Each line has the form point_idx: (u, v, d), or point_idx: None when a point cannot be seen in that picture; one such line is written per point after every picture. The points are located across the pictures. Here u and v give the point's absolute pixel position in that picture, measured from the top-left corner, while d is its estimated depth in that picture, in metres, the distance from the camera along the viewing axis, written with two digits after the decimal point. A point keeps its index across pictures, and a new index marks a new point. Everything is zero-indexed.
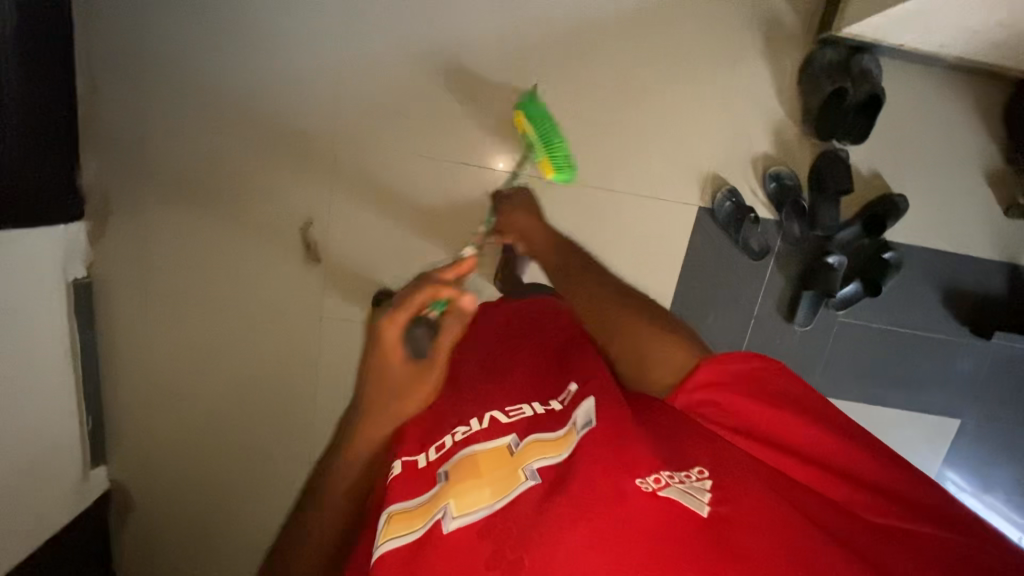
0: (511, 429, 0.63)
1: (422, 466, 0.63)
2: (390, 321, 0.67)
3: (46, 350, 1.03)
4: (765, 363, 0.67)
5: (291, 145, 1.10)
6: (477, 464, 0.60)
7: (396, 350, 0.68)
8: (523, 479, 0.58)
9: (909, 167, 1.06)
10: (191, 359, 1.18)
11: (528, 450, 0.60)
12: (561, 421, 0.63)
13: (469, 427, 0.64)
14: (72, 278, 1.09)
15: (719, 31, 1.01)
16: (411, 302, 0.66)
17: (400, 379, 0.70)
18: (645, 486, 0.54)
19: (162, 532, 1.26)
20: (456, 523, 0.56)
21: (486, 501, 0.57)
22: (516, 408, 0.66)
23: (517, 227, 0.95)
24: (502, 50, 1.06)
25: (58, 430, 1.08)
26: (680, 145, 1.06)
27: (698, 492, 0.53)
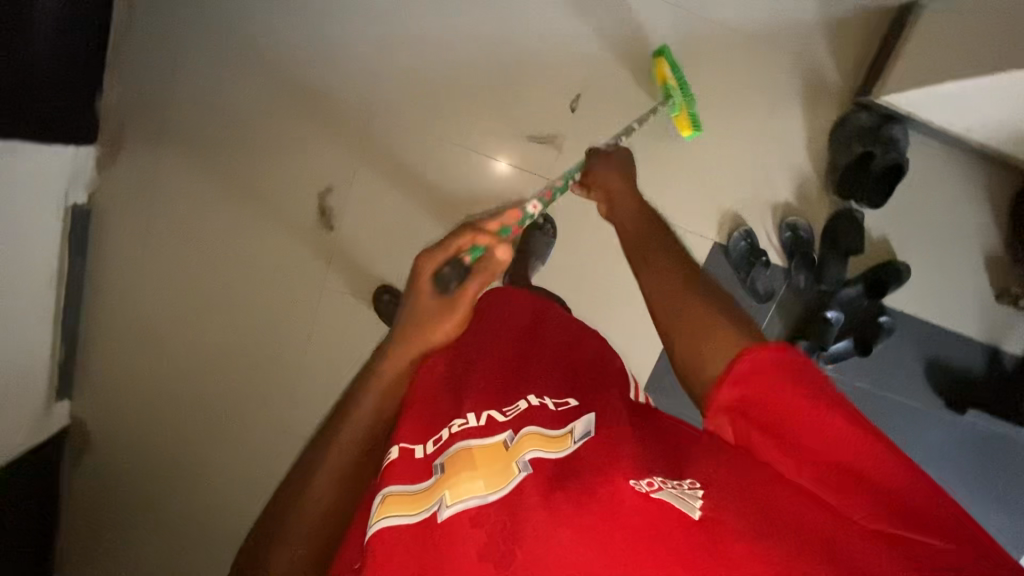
0: (506, 424, 0.58)
1: (418, 456, 0.55)
2: (427, 258, 0.60)
3: (35, 270, 0.99)
4: (788, 347, 0.53)
5: (323, 108, 1.09)
6: (473, 457, 0.54)
7: (421, 286, 0.61)
8: (517, 471, 0.53)
9: (917, 239, 1.10)
10: (179, 305, 1.15)
11: (523, 442, 0.56)
12: (558, 421, 0.60)
13: (466, 419, 0.58)
14: (71, 203, 1.05)
15: (764, 74, 1.03)
16: (451, 240, 0.61)
17: (424, 316, 0.61)
18: (639, 487, 0.49)
19: (114, 480, 1.21)
20: (450, 511, 0.50)
21: (478, 492, 0.51)
22: (512, 406, 0.61)
23: (601, 184, 0.87)
24: (551, 54, 1.07)
25: (31, 356, 1.04)
26: (706, 180, 1.08)
27: (691, 499, 0.49)
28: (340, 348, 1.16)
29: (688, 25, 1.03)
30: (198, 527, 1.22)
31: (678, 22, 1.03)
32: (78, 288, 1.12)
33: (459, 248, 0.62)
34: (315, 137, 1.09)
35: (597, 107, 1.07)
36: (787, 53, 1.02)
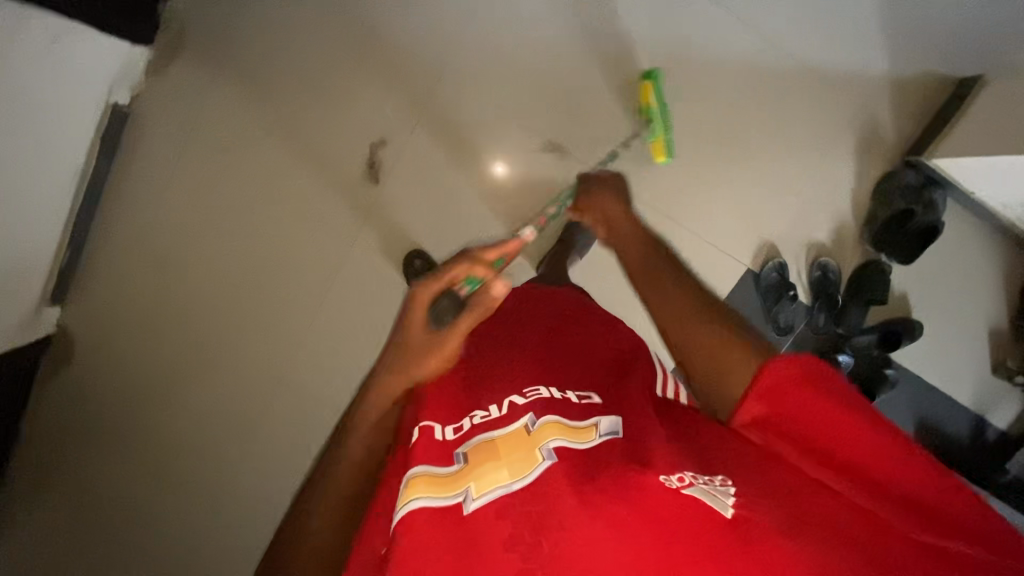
0: (527, 409, 0.58)
1: (440, 439, 0.56)
2: (422, 286, 0.63)
3: (63, 159, 0.95)
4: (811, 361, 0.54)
5: (395, 60, 1.07)
6: (495, 448, 0.54)
7: (415, 316, 0.63)
8: (540, 460, 0.53)
9: (933, 300, 1.14)
10: (200, 230, 1.10)
11: (544, 430, 0.56)
12: (580, 414, 0.60)
13: (488, 411, 0.59)
14: (113, 101, 1.02)
15: (824, 116, 1.06)
16: (446, 272, 0.65)
17: (414, 346, 0.63)
18: (669, 483, 0.50)
19: (89, 400, 1.14)
20: (475, 505, 0.51)
21: (503, 481, 0.52)
22: (533, 389, 0.62)
23: (600, 209, 0.90)
24: (634, 55, 1.06)
25: (37, 250, 0.99)
26: (754, 207, 1.10)
27: (724, 495, 0.49)
28: (354, 304, 1.12)
29: (764, 52, 1.05)
30: (167, 466, 1.15)
31: (756, 47, 1.05)
32: (97, 189, 1.07)
33: (456, 276, 0.66)
34: (379, 87, 1.07)
35: (667, 111, 1.06)
36: (850, 100, 1.06)
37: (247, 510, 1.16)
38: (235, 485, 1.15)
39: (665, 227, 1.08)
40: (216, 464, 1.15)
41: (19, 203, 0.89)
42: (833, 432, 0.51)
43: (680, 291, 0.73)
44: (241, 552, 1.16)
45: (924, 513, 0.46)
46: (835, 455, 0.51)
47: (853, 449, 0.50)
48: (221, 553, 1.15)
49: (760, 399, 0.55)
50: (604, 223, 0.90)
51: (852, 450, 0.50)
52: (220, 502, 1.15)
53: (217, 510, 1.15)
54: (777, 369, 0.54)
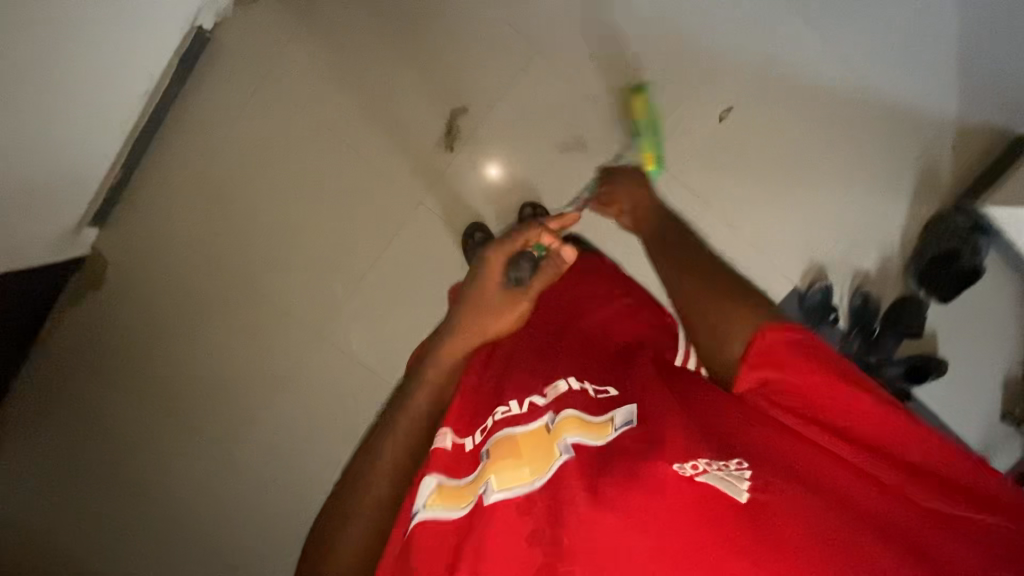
0: (547, 407, 0.58)
1: (468, 449, 0.58)
2: (500, 246, 0.67)
3: (133, 72, 0.93)
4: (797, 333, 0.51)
5: (490, 30, 1.06)
6: (516, 445, 0.55)
7: (495, 274, 0.67)
8: (558, 454, 0.53)
9: (954, 342, 1.19)
10: (256, 169, 1.07)
11: (563, 426, 0.56)
12: (599, 408, 0.58)
13: (507, 408, 0.59)
14: (196, 25, 1.00)
15: (889, 150, 1.10)
16: (521, 235, 0.68)
17: (489, 305, 0.66)
18: (684, 471, 0.48)
19: (108, 327, 1.09)
20: (498, 496, 0.52)
21: (525, 479, 0.53)
22: (552, 386, 0.61)
23: (625, 193, 0.84)
24: (726, 63, 1.07)
25: (89, 160, 0.96)
26: (811, 228, 1.12)
27: (738, 479, 0.47)
28: (403, 269, 1.09)
29: (846, 80, 1.08)
30: (178, 411, 1.09)
31: (841, 75, 1.08)
32: (162, 110, 1.05)
33: (528, 241, 0.69)
34: (469, 55, 1.06)
35: (748, 123, 1.08)
36: (914, 138, 1.10)
37: (253, 470, 1.09)
38: (245, 442, 1.09)
39: (723, 235, 1.11)
40: (229, 417, 1.09)
41: (78, 101, 0.85)
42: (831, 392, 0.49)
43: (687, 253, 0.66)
44: (239, 514, 1.09)
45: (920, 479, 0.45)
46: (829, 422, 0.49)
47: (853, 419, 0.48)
48: (217, 513, 1.09)
49: (761, 366, 0.51)
50: (628, 207, 0.83)
51: (857, 423, 0.48)
52: (226, 458, 1.09)
53: (221, 462, 1.09)
54: (775, 332, 0.51)
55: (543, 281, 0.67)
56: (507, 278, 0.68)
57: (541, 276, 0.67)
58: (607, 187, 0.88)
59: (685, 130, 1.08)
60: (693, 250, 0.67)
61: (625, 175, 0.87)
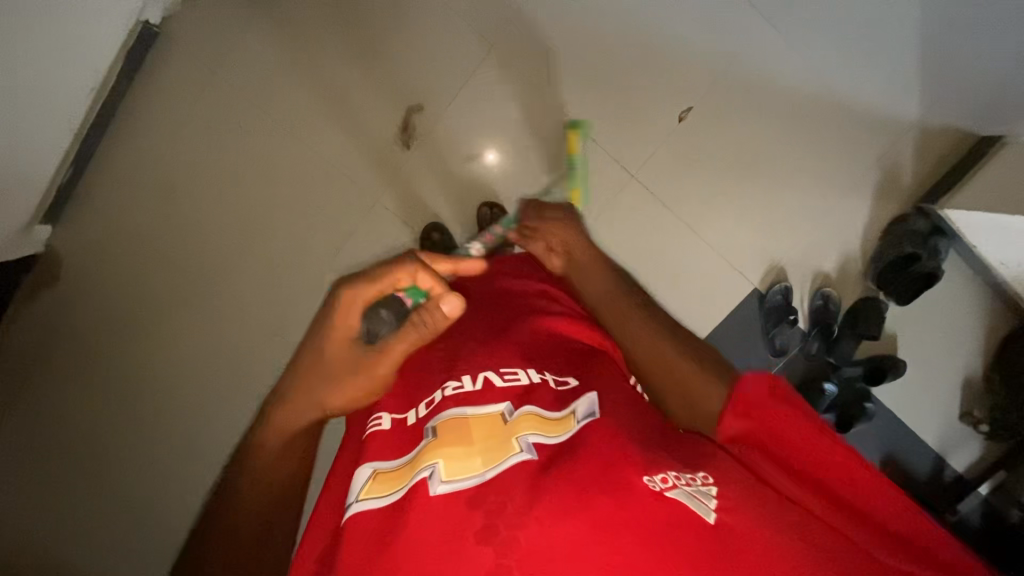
0: (505, 395, 0.56)
1: (411, 423, 0.56)
2: (347, 290, 0.59)
3: (78, 70, 0.92)
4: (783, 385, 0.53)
5: (444, 24, 1.04)
6: (469, 429, 0.53)
7: (350, 322, 0.59)
8: (517, 451, 0.51)
9: (914, 342, 1.19)
10: (208, 166, 1.06)
11: (522, 422, 0.53)
12: (556, 403, 0.56)
13: (461, 384, 0.57)
14: (143, 19, 0.99)
15: (850, 151, 1.09)
16: (380, 277, 0.59)
17: (338, 358, 0.60)
18: (653, 484, 0.47)
19: (65, 327, 1.08)
20: (443, 488, 0.48)
21: (475, 470, 0.50)
22: (511, 371, 0.59)
23: (557, 234, 0.82)
24: (686, 61, 1.04)
25: (35, 161, 0.94)
26: (771, 228, 1.11)
27: (706, 498, 0.47)
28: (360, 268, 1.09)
29: (807, 80, 1.06)
30: (137, 411, 1.09)
31: (801, 75, 1.06)
32: (112, 107, 1.03)
33: (389, 284, 0.59)
34: (423, 49, 1.04)
35: (708, 122, 1.07)
36: (873, 139, 1.09)
37: (212, 469, 1.10)
38: (203, 441, 1.10)
39: (683, 235, 1.10)
40: (186, 416, 1.10)
41: (18, 101, 0.83)
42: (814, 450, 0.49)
43: (641, 317, 0.70)
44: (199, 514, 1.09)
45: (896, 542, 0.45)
46: (806, 467, 0.48)
47: (829, 470, 0.48)
48: (175, 510, 1.09)
49: (738, 414, 0.52)
50: (561, 249, 0.82)
51: (839, 475, 0.48)
52: (185, 456, 1.10)
53: (177, 459, 1.09)
54: (759, 380, 0.53)
55: (408, 344, 0.59)
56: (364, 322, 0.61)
57: (405, 338, 0.59)
58: (530, 224, 0.84)
59: (644, 129, 1.06)
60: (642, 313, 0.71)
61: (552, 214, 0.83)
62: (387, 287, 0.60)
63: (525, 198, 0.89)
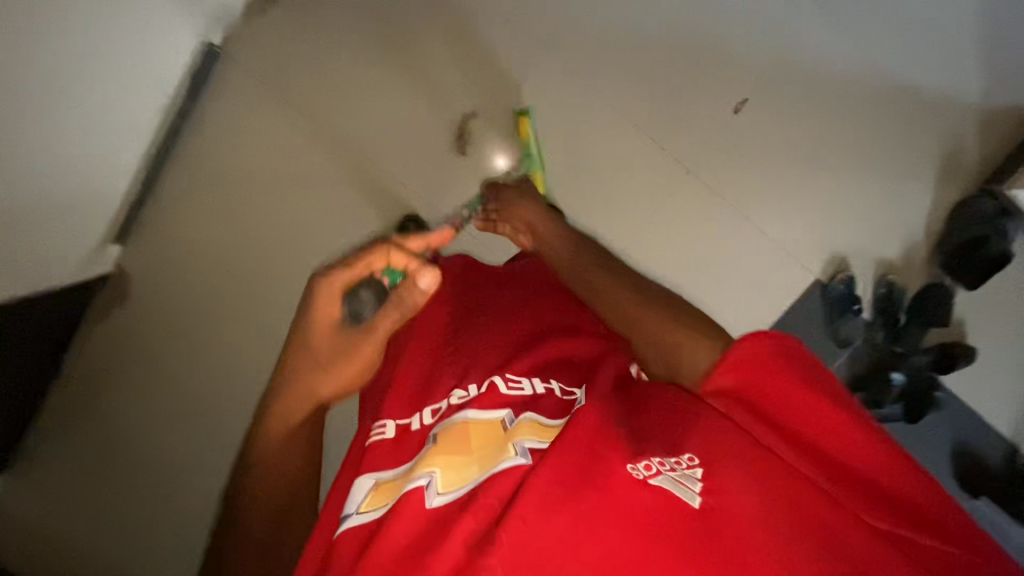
0: (507, 403, 0.57)
1: (414, 429, 0.58)
2: (327, 279, 0.65)
3: (146, 93, 0.96)
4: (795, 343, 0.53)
5: (492, 34, 1.06)
6: (468, 436, 0.54)
7: (331, 308, 0.65)
8: (511, 455, 0.52)
9: (978, 328, 1.16)
10: (266, 181, 1.09)
11: (521, 428, 0.54)
12: (560, 412, 0.58)
13: (466, 393, 0.58)
14: (206, 40, 1.03)
15: (909, 134, 1.06)
16: (360, 260, 0.66)
17: (326, 347, 0.65)
18: (636, 472, 0.48)
19: (132, 344, 1.11)
20: (440, 499, 0.50)
21: (471, 477, 0.52)
22: (516, 381, 0.60)
23: (519, 214, 0.88)
24: (736, 53, 1.04)
25: (107, 183, 0.98)
26: (830, 217, 1.09)
27: (691, 482, 0.48)
28: None
29: (861, 66, 1.04)
30: None
31: (854, 62, 1.04)
32: (177, 127, 1.06)
33: (368, 267, 0.67)
34: (473, 58, 1.06)
35: (766, 113, 1.05)
36: (937, 123, 1.06)
37: None
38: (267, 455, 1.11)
39: (739, 228, 1.09)
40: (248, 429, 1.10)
41: (92, 123, 0.87)
42: (811, 410, 0.50)
43: (628, 289, 0.70)
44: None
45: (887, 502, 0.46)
46: (794, 426, 0.50)
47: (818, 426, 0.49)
48: None
49: (729, 370, 0.53)
50: (524, 228, 0.87)
51: (828, 434, 0.49)
52: None
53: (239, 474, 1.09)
54: (754, 342, 0.53)
55: (389, 322, 0.65)
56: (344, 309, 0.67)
57: (387, 314, 0.65)
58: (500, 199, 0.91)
59: (697, 124, 1.05)
60: (630, 282, 0.71)
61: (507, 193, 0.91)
62: (367, 269, 0.67)
63: (489, 178, 0.97)
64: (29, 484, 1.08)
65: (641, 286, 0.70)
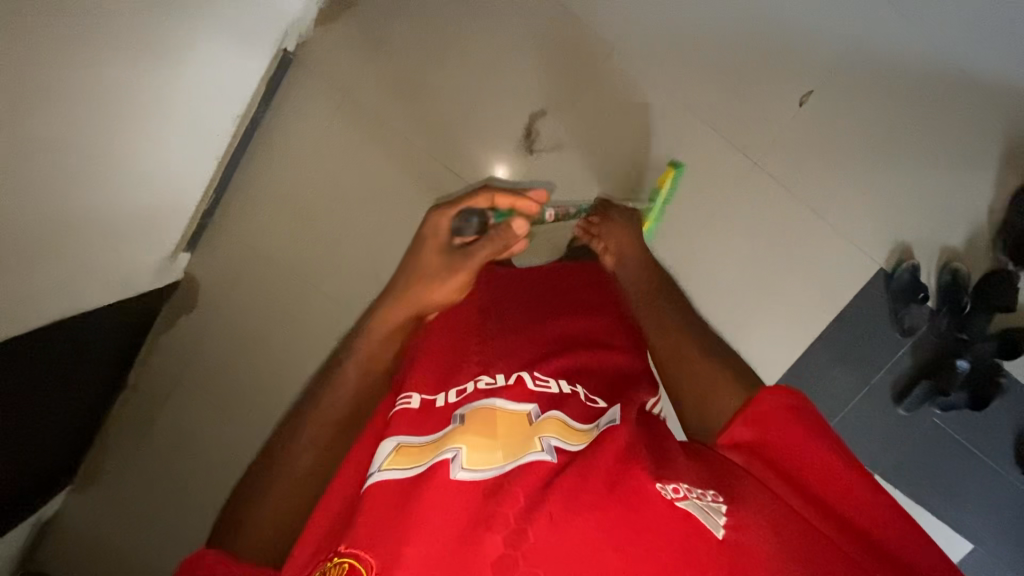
0: (533, 399, 0.61)
1: (439, 405, 0.61)
2: (443, 208, 0.76)
3: (225, 104, 0.97)
4: (804, 403, 0.57)
5: (562, 33, 1.08)
6: (495, 422, 0.57)
7: (440, 234, 0.76)
8: (538, 450, 0.56)
9: None
10: (335, 186, 1.11)
11: (546, 425, 0.59)
12: (584, 417, 0.63)
13: (494, 379, 0.63)
14: (284, 47, 1.05)
15: (976, 123, 1.05)
16: (472, 196, 0.78)
17: (431, 270, 0.74)
18: (665, 492, 0.52)
19: (204, 350, 1.14)
20: (463, 474, 0.53)
21: (496, 463, 0.54)
22: (544, 380, 0.65)
23: (616, 236, 0.94)
24: (801, 49, 1.06)
25: (187, 192, 1.00)
26: (894, 206, 1.10)
27: (716, 514, 0.51)
28: None
29: (928, 56, 1.04)
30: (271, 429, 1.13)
31: (922, 51, 1.04)
32: (248, 134, 1.09)
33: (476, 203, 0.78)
34: (544, 58, 1.09)
35: (833, 105, 1.07)
36: (1007, 109, 1.05)
37: None
38: None
39: (802, 218, 1.11)
40: None
41: (177, 137, 0.89)
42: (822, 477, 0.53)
43: (668, 316, 0.77)
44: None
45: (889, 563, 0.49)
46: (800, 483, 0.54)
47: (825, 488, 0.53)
48: None
49: (749, 423, 0.57)
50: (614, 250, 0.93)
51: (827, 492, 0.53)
52: None
53: None
54: (777, 397, 0.57)
55: (490, 252, 0.74)
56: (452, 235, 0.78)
57: (489, 246, 0.74)
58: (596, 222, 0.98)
59: (762, 121, 1.08)
60: (676, 314, 0.78)
61: (614, 217, 0.98)
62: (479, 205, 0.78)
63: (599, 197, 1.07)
64: (107, 485, 1.13)
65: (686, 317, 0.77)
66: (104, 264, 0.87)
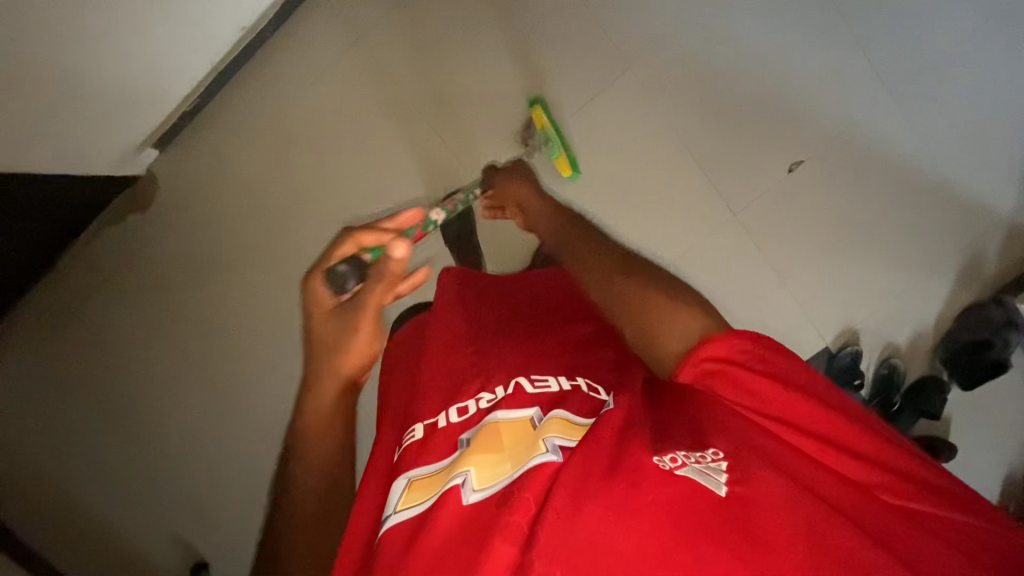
0: (535, 402, 0.55)
1: (441, 426, 0.54)
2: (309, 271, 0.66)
3: (236, 9, 0.96)
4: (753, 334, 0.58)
5: (579, 37, 1.09)
6: (499, 435, 0.51)
7: (323, 298, 0.64)
8: (542, 451, 0.49)
9: (977, 438, 1.14)
10: (324, 123, 1.09)
11: (549, 425, 0.52)
12: (587, 411, 0.56)
13: (494, 394, 0.56)
14: None
15: (935, 233, 1.11)
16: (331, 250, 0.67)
17: (328, 340, 0.62)
18: (662, 463, 0.48)
19: (145, 252, 1.10)
20: (476, 496, 0.47)
21: (505, 473, 0.48)
22: (542, 380, 0.58)
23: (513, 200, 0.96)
24: (795, 117, 1.10)
25: (173, 86, 0.98)
26: (850, 289, 1.13)
27: (716, 473, 0.48)
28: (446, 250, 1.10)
29: (906, 155, 1.10)
30: (188, 350, 1.08)
31: (903, 150, 1.10)
32: (253, 49, 1.08)
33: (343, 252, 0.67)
34: (556, 55, 1.09)
35: (815, 176, 1.11)
36: (967, 226, 1.11)
37: (243, 422, 1.07)
38: (253, 401, 1.07)
39: (761, 277, 1.13)
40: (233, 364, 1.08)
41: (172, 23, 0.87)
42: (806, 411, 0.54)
43: (592, 249, 0.78)
44: (226, 474, 1.06)
45: (902, 477, 0.50)
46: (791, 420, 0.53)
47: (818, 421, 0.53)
48: (197, 460, 1.06)
49: (700, 361, 0.58)
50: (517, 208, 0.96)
51: (815, 426, 0.53)
52: (222, 405, 1.07)
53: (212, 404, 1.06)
54: (722, 340, 0.57)
55: (375, 293, 0.62)
56: (334, 288, 0.64)
57: (375, 285, 0.62)
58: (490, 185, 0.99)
59: (750, 176, 1.11)
60: (594, 246, 0.79)
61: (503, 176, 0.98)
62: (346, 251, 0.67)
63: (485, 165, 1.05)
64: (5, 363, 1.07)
65: (603, 249, 0.77)
66: (60, 129, 0.84)
